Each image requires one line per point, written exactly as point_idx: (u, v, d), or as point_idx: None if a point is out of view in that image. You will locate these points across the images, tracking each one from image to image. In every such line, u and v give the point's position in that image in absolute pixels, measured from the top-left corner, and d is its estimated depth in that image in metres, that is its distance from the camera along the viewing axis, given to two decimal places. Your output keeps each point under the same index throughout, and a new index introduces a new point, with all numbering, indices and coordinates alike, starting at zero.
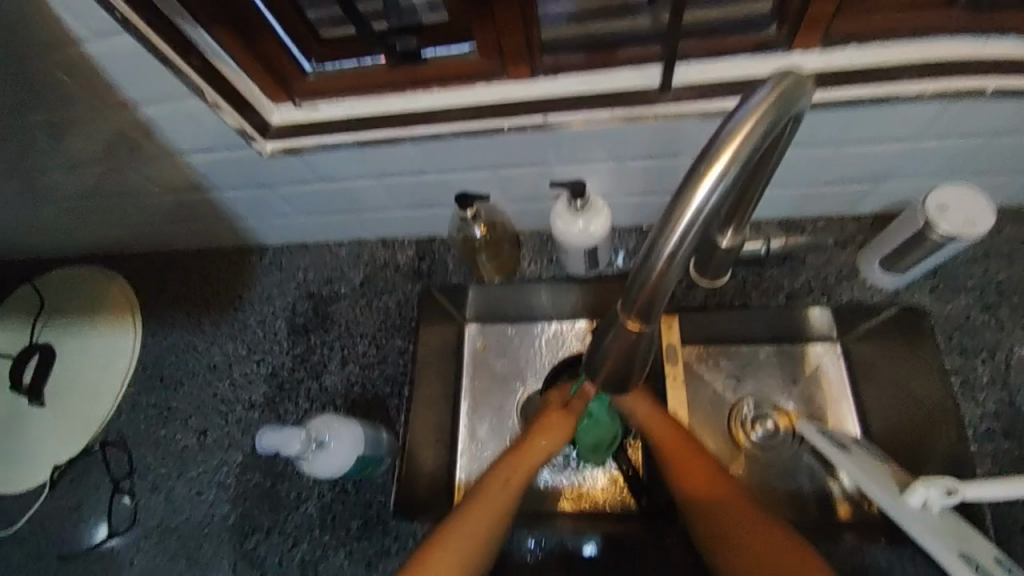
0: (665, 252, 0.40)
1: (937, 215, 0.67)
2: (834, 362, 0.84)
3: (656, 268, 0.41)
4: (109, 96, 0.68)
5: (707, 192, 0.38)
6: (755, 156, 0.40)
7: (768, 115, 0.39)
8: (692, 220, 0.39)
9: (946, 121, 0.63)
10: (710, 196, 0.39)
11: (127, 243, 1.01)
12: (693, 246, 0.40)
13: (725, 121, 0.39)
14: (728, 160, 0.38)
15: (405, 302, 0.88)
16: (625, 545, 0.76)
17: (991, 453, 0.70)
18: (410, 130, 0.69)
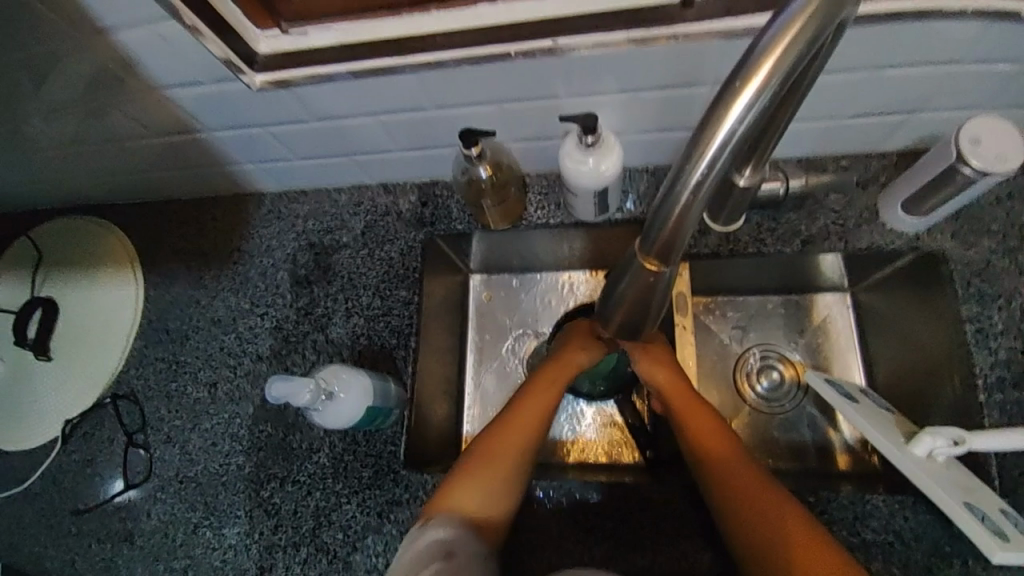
0: (689, 186, 0.37)
1: (971, 149, 0.60)
2: (843, 313, 0.87)
3: (679, 202, 0.37)
4: (78, 19, 0.61)
5: (740, 114, 0.34)
6: (796, 70, 0.35)
7: (816, 17, 0.33)
8: (722, 149, 0.35)
9: (995, 41, 0.57)
10: (743, 119, 0.34)
11: (120, 193, 0.98)
12: (721, 176, 0.37)
13: (760, 32, 0.34)
14: (765, 76, 0.34)
15: (409, 251, 0.85)
16: (631, 494, 0.71)
17: (999, 404, 0.66)
18: (407, 58, 0.63)
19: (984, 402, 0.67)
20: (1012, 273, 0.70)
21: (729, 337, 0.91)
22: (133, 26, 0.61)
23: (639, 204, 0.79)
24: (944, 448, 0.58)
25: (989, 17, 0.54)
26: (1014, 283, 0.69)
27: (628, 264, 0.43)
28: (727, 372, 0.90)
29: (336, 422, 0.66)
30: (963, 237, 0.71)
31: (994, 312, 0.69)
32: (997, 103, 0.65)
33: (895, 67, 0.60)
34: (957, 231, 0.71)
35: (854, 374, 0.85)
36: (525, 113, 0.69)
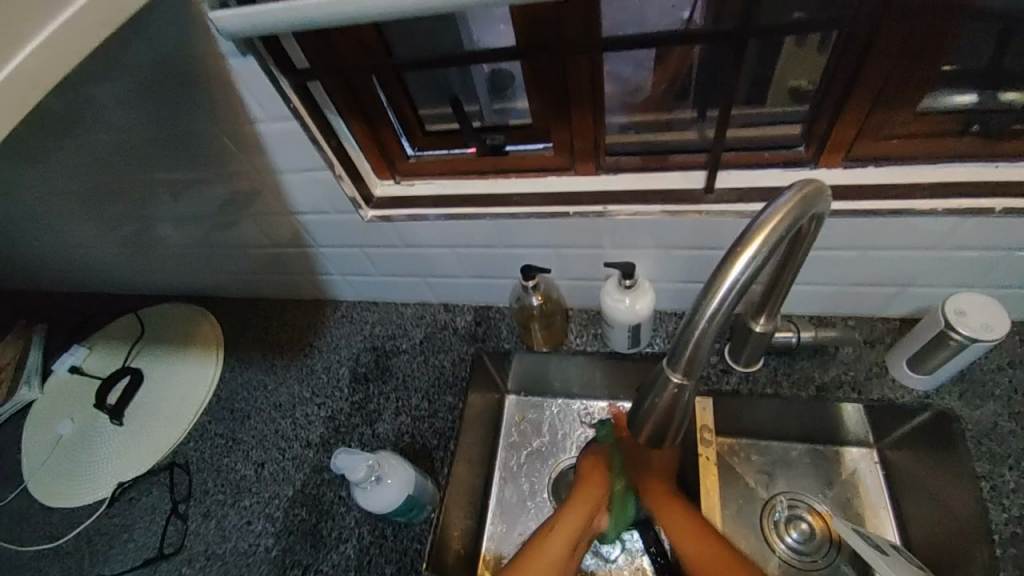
0: (705, 317, 0.47)
1: (955, 318, 0.70)
2: (870, 470, 0.88)
3: (697, 327, 0.48)
4: (255, 163, 0.83)
5: (742, 268, 0.46)
6: (782, 243, 0.48)
7: (792, 211, 0.48)
8: (726, 293, 0.46)
9: (963, 235, 0.70)
10: (744, 272, 0.46)
11: (221, 288, 1.16)
12: (729, 312, 0.47)
13: (755, 217, 0.48)
14: (760, 244, 0.46)
15: (459, 362, 0.96)
16: None
17: (1017, 559, 0.68)
18: (488, 209, 0.81)
19: (999, 556, 0.68)
20: (1021, 435, 0.74)
21: (756, 482, 0.92)
22: (287, 171, 0.82)
23: (665, 341, 0.90)
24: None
25: (953, 217, 0.67)
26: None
27: (655, 379, 0.52)
28: (754, 518, 0.89)
29: (376, 505, 0.72)
30: (970, 398, 0.77)
31: (1007, 470, 0.72)
32: (980, 283, 0.76)
33: (880, 240, 0.72)
34: (964, 392, 0.78)
35: (886, 531, 0.84)
36: (574, 257, 0.85)
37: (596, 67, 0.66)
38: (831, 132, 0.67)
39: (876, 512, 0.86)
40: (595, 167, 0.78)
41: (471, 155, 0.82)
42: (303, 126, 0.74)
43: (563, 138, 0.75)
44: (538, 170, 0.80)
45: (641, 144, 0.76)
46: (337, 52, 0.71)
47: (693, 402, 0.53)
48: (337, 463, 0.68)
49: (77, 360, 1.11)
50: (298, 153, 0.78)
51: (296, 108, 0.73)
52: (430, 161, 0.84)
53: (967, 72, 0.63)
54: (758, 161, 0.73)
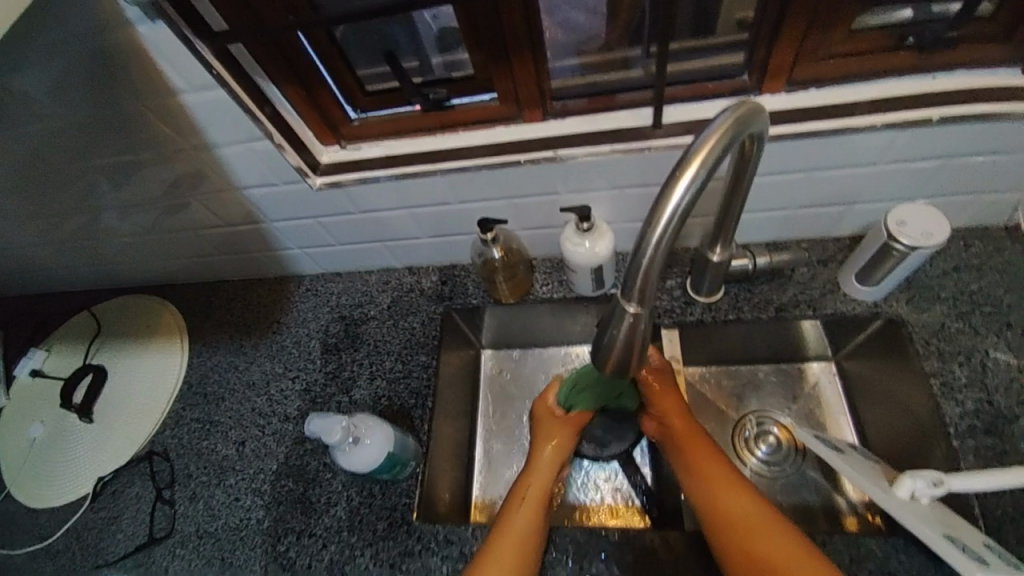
0: (652, 245, 0.48)
1: (898, 229, 0.72)
2: (830, 381, 0.94)
3: (646, 254, 0.49)
4: (184, 138, 0.77)
5: (682, 192, 0.47)
6: (721, 163, 0.49)
7: (728, 132, 0.49)
8: (669, 217, 0.47)
9: (904, 148, 0.71)
10: (684, 196, 0.47)
11: (178, 275, 1.12)
12: (673, 237, 0.49)
13: (694, 139, 0.48)
14: (698, 166, 0.47)
15: (429, 322, 0.96)
16: (642, 555, 0.72)
17: (972, 449, 0.71)
18: (439, 165, 0.79)
19: (959, 448, 0.71)
20: (967, 333, 0.78)
21: (728, 404, 0.97)
22: (224, 145, 0.78)
23: None
24: (925, 489, 0.64)
25: (892, 130, 0.68)
26: (971, 341, 0.77)
27: (613, 310, 0.53)
28: (726, 438, 0.95)
29: (357, 464, 0.73)
30: (917, 302, 0.81)
31: (954, 366, 0.76)
32: (923, 192, 0.79)
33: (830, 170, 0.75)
34: (910, 298, 0.82)
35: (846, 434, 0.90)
36: (531, 206, 0.84)
37: (531, 5, 0.64)
38: (772, 59, 0.67)
39: (837, 417, 0.92)
40: (542, 114, 0.77)
41: (416, 113, 0.79)
42: (231, 94, 0.70)
43: (507, 89, 0.74)
44: (486, 122, 0.79)
45: (586, 87, 0.75)
46: (255, 13, 0.67)
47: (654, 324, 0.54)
48: (312, 427, 0.69)
49: (36, 363, 1.07)
50: (232, 123, 0.74)
51: (219, 74, 0.68)
52: (375, 123, 0.81)
53: None
54: (703, 94, 0.72)
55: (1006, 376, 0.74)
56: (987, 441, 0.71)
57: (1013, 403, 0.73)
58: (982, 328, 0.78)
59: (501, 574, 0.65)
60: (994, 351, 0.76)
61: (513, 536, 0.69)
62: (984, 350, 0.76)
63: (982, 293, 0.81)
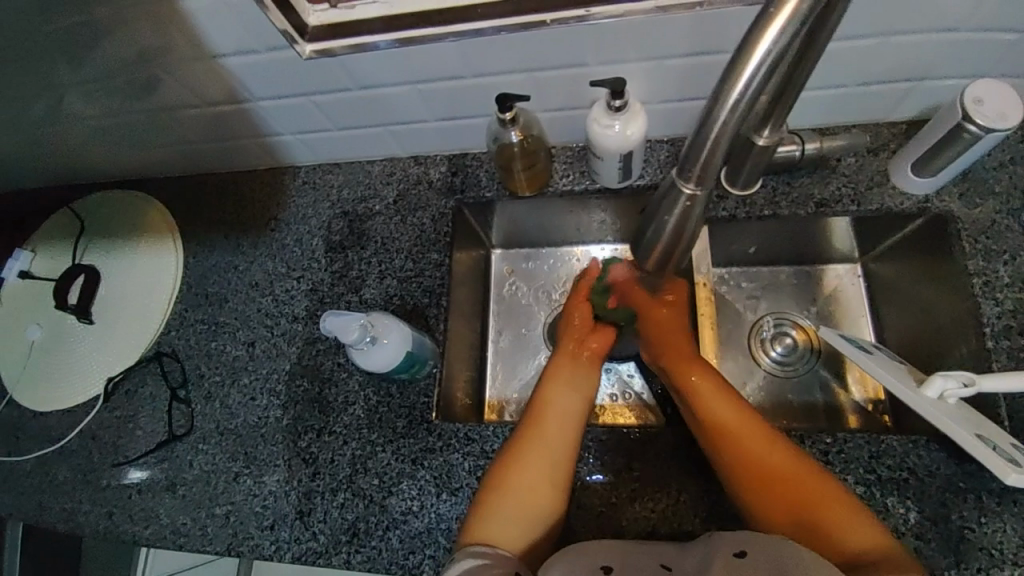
0: (728, 107, 0.41)
1: (974, 108, 0.64)
2: (853, 283, 0.91)
3: (719, 119, 0.42)
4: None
5: (775, 35, 0.38)
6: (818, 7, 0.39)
7: None
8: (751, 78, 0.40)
9: (993, 7, 0.61)
10: (778, 40, 0.39)
11: (161, 167, 1.02)
12: (757, 96, 0.41)
13: None
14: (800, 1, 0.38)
15: (440, 218, 0.90)
16: (660, 455, 0.73)
17: (1007, 350, 0.68)
18: (450, 27, 0.67)
19: (992, 348, 0.69)
20: (1014, 231, 0.72)
21: (745, 307, 0.95)
22: None
23: (657, 171, 0.83)
24: (954, 388, 0.64)
25: None
26: (1018, 240, 0.72)
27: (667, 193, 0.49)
28: (741, 339, 0.94)
29: (373, 365, 0.70)
30: (970, 197, 0.75)
31: (999, 266, 0.71)
32: (1002, 70, 0.69)
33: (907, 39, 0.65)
34: (964, 192, 0.75)
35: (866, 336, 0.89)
36: (554, 81, 0.74)
37: None
38: None
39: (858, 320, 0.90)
40: None
41: None
42: None
43: None
44: None
45: None
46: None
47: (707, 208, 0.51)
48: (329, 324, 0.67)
49: (23, 265, 1.00)
50: None
51: None
52: None
53: None
54: None
55: None
56: None
57: None
58: None
59: (540, 458, 0.68)
60: None
61: (559, 426, 0.72)
62: None
63: None
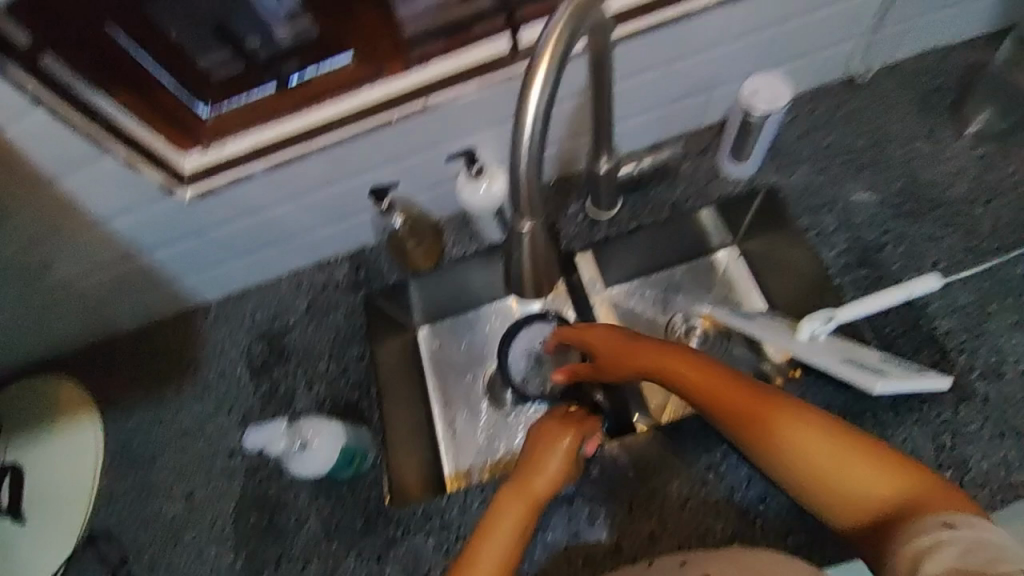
0: (523, 145, 0.50)
1: (750, 98, 0.78)
2: (740, 264, 1.01)
3: (523, 163, 0.51)
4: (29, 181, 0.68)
5: (539, 93, 0.48)
6: (567, 57, 0.50)
7: (567, 25, 0.50)
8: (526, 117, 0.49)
9: (738, 24, 0.75)
10: (541, 97, 0.48)
11: (59, 344, 0.98)
12: (536, 142, 0.50)
13: (537, 38, 0.49)
14: (545, 68, 0.48)
15: (352, 312, 0.94)
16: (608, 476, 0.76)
17: (851, 282, 0.81)
18: (313, 143, 0.74)
19: (840, 284, 0.81)
20: (829, 184, 0.86)
21: (653, 312, 1.03)
22: (62, 173, 0.68)
23: None
24: (820, 326, 0.73)
25: (721, 9, 0.72)
26: (832, 191, 0.85)
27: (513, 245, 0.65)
28: (659, 342, 1.01)
29: (313, 468, 0.74)
30: (785, 167, 0.88)
31: (825, 216, 0.84)
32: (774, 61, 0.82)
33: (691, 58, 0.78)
34: (779, 165, 0.88)
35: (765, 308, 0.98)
36: (416, 168, 0.81)
37: None
38: None
39: (752, 296, 1.00)
40: (405, 65, 0.72)
41: (274, 93, 0.72)
42: (52, 114, 0.62)
43: (363, 47, 0.71)
44: (355, 87, 0.73)
45: (444, 24, 0.71)
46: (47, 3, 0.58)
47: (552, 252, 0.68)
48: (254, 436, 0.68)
49: None
50: (66, 147, 0.65)
51: (35, 94, 0.61)
52: (233, 113, 0.73)
53: None
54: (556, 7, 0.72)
55: (868, 211, 0.83)
56: (862, 273, 0.81)
57: (877, 231, 0.82)
58: (842, 176, 0.85)
59: None
60: (854, 193, 0.85)
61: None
62: (846, 196, 0.85)
63: (838, 144, 0.87)
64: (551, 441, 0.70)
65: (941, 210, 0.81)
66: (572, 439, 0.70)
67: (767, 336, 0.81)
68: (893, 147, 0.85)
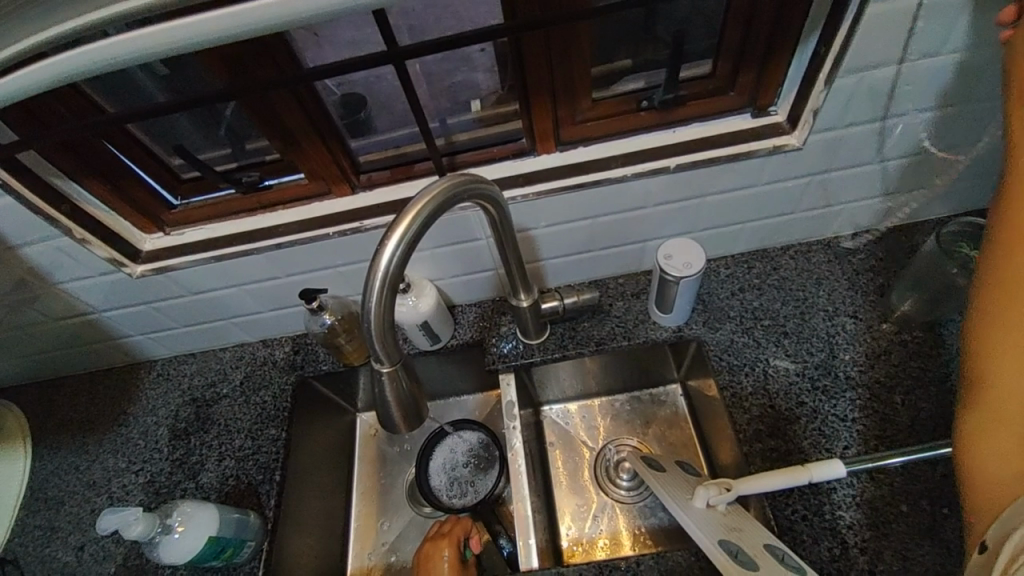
0: (373, 298, 0.51)
1: (665, 263, 0.82)
2: (682, 402, 1.01)
3: (373, 312, 0.51)
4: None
5: (391, 252, 0.50)
6: (433, 223, 0.53)
7: (440, 195, 0.53)
8: (379, 280, 0.50)
9: (662, 191, 0.81)
10: (393, 256, 0.50)
11: (17, 378, 1.05)
12: (389, 299, 0.51)
13: (409, 200, 0.52)
14: (403, 230, 0.51)
15: (281, 393, 0.97)
16: None
17: (759, 452, 0.78)
18: (259, 243, 0.82)
19: (747, 452, 0.79)
20: (751, 346, 0.87)
21: (585, 439, 1.01)
22: (27, 243, 0.77)
23: (467, 330, 0.96)
24: (718, 497, 0.69)
25: (642, 179, 0.79)
26: (754, 353, 0.86)
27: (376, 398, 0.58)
28: (589, 470, 0.98)
29: (175, 555, 0.75)
30: (711, 321, 0.90)
31: (741, 377, 0.84)
32: (702, 222, 0.88)
33: (619, 213, 0.84)
34: (706, 319, 0.91)
35: (696, 454, 0.96)
36: (357, 273, 0.89)
37: (303, 98, 0.70)
38: (534, 126, 0.77)
39: (692, 441, 0.98)
40: (351, 187, 0.82)
41: (232, 195, 0.82)
42: (17, 198, 0.70)
43: (311, 169, 0.79)
44: (304, 198, 0.83)
45: (393, 159, 0.81)
46: (31, 114, 0.67)
47: (416, 392, 0.59)
48: (111, 523, 0.69)
49: None
50: (30, 224, 0.74)
51: (3, 181, 0.69)
52: (195, 207, 0.83)
53: (622, 66, 0.77)
54: (491, 156, 0.80)
55: (784, 381, 0.83)
56: (771, 444, 0.79)
57: (791, 403, 0.82)
58: (763, 341, 0.87)
59: None
60: (773, 359, 0.85)
61: None
62: (766, 360, 0.85)
63: (762, 308, 0.90)
64: (433, 559, 0.82)
65: (858, 392, 0.81)
66: (451, 549, 0.83)
67: (665, 496, 0.76)
68: (817, 318, 0.88)
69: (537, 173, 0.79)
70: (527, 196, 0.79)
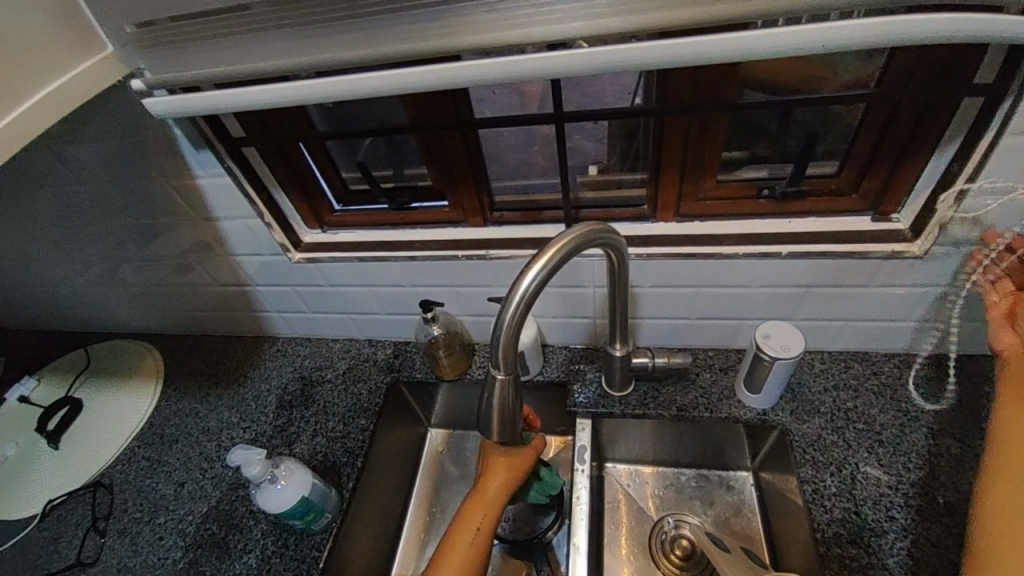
0: (507, 315, 0.59)
1: (762, 342, 0.84)
2: (753, 491, 0.98)
3: (504, 327, 0.59)
4: (204, 216, 0.95)
5: (530, 277, 0.58)
6: (568, 259, 0.61)
7: (577, 237, 0.61)
8: (516, 297, 0.58)
9: (769, 275, 0.85)
10: (531, 280, 0.58)
11: (167, 327, 1.24)
12: (519, 316, 0.59)
13: (551, 237, 0.61)
14: (544, 260, 0.59)
15: (375, 390, 1.07)
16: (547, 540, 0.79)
17: (836, 558, 0.75)
18: (397, 252, 0.95)
19: (823, 554, 0.75)
20: (841, 446, 0.85)
21: (647, 505, 1.00)
22: (225, 217, 0.95)
23: (553, 369, 1.02)
24: None
25: (752, 260, 0.83)
26: (843, 454, 0.84)
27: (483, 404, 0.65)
28: (644, 538, 0.97)
29: (272, 505, 0.84)
30: (800, 412, 0.89)
31: (826, 476, 0.82)
32: (804, 313, 0.90)
33: (725, 288, 0.88)
34: (795, 408, 0.90)
35: (761, 549, 0.92)
36: (470, 295, 0.99)
37: (468, 141, 0.83)
38: (657, 195, 0.85)
39: (757, 534, 0.94)
40: (484, 220, 0.93)
41: (385, 210, 0.97)
42: (236, 182, 0.88)
43: (456, 200, 0.92)
44: (443, 223, 0.95)
45: (524, 203, 0.92)
46: (263, 120, 0.84)
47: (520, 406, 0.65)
48: (237, 455, 0.81)
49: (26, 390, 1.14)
50: (232, 204, 0.92)
51: (230, 168, 0.87)
52: (352, 214, 0.98)
53: (749, 155, 0.84)
54: (612, 216, 0.89)
55: (874, 491, 0.80)
56: (852, 553, 0.75)
57: (880, 516, 0.78)
58: (854, 444, 0.85)
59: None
60: (864, 465, 0.83)
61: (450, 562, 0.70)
62: (856, 464, 0.83)
63: (856, 411, 0.89)
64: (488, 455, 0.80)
65: (957, 521, 0.76)
66: None
67: None
68: (919, 435, 0.85)
69: (652, 237, 0.87)
70: (639, 255, 0.86)
